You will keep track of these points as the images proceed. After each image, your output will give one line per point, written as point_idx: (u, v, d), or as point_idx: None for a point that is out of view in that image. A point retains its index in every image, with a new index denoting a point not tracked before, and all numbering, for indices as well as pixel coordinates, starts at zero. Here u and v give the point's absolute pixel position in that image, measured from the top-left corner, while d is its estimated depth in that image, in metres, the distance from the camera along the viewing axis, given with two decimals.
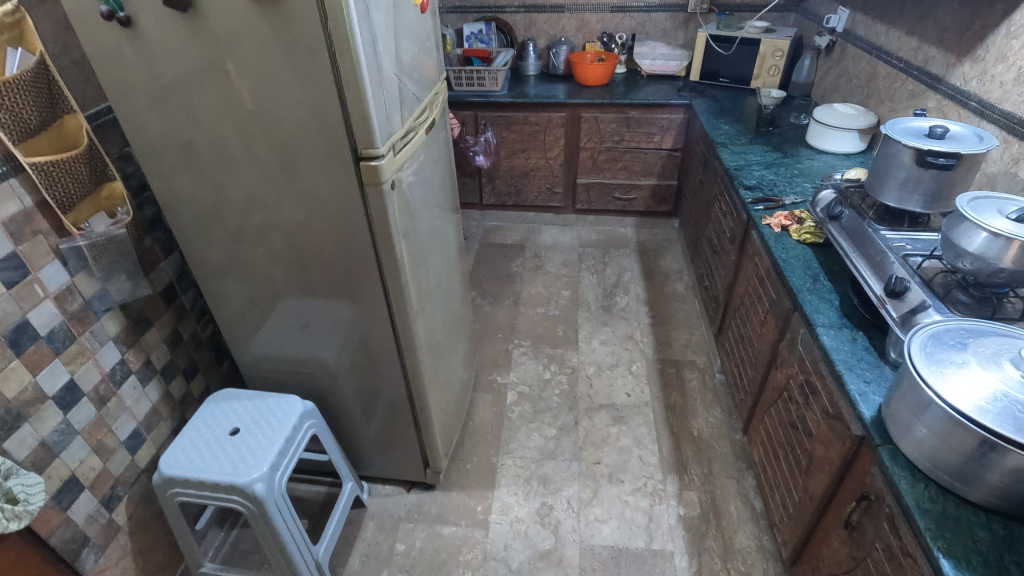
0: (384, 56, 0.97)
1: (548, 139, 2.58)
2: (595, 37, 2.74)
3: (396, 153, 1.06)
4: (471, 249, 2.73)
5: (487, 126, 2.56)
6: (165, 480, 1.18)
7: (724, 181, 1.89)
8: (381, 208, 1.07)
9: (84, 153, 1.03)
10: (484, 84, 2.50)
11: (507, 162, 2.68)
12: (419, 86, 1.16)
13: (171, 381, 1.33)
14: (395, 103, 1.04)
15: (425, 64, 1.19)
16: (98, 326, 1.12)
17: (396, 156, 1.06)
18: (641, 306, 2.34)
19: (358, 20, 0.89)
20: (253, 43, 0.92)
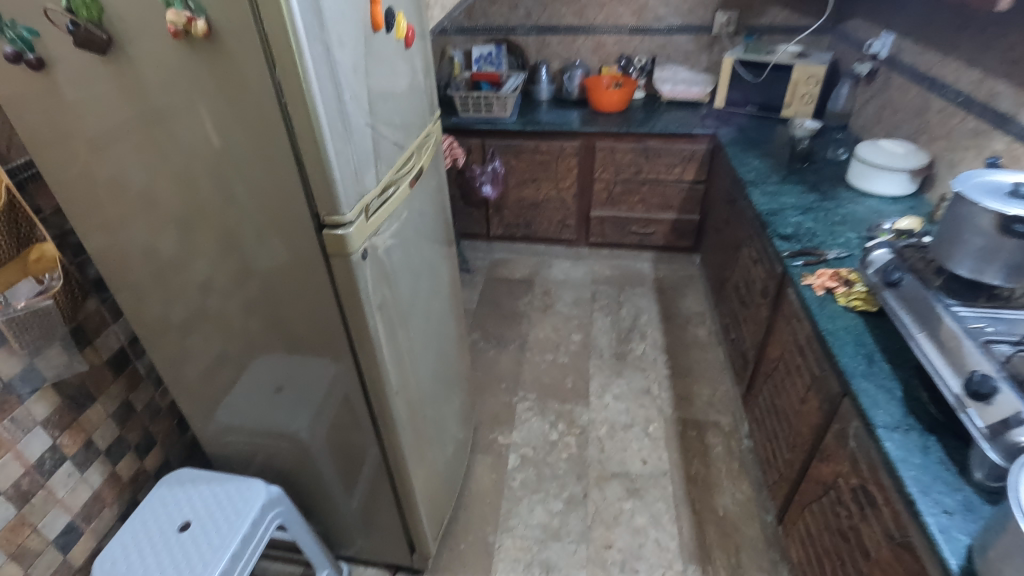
0: (353, 106, 0.80)
1: (559, 169, 2.40)
2: (612, 60, 2.57)
3: (369, 217, 0.88)
4: (475, 284, 2.55)
5: (495, 154, 2.39)
6: None
7: (754, 225, 1.69)
8: (352, 283, 0.89)
9: (1, 212, 0.87)
10: (493, 110, 2.35)
11: (516, 192, 2.51)
12: (402, 133, 0.99)
13: (120, 460, 1.16)
14: (368, 159, 0.87)
15: (411, 105, 1.03)
16: (21, 411, 0.95)
17: (369, 221, 0.89)
18: (659, 355, 2.13)
19: (317, 66, 0.72)
20: (191, 93, 0.76)
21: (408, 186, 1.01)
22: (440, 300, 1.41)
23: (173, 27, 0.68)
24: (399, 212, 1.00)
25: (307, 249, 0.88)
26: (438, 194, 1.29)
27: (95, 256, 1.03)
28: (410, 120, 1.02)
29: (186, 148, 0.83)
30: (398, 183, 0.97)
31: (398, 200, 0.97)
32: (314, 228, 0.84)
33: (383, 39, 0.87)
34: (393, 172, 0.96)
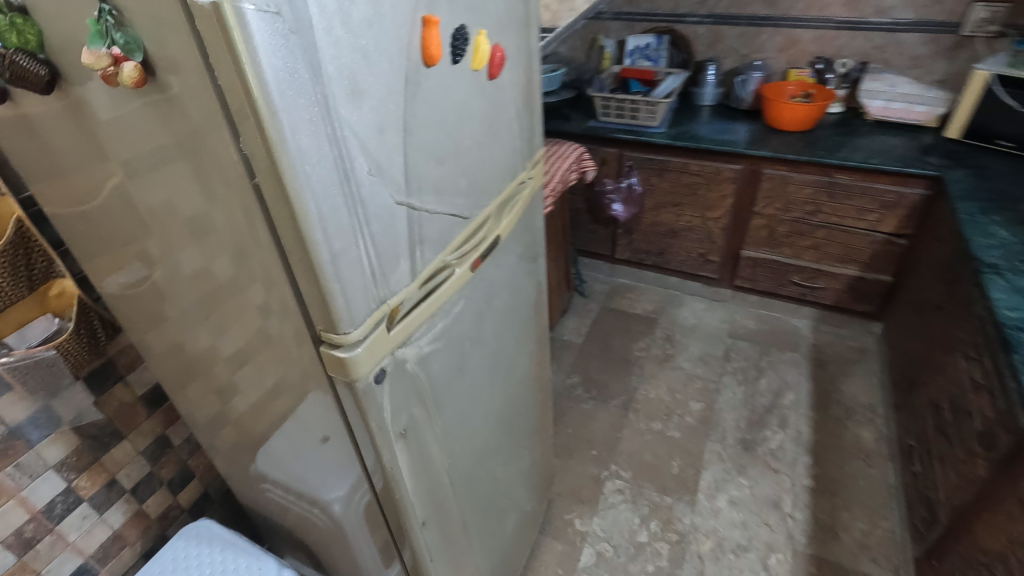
0: (373, 180, 0.53)
1: (710, 195, 1.97)
2: (804, 62, 2.02)
3: (393, 328, 0.62)
4: (587, 313, 2.24)
5: (632, 169, 2.02)
6: None
7: (985, 334, 1.16)
8: (369, 413, 0.65)
9: (10, 249, 0.76)
10: (638, 117, 1.97)
11: (652, 214, 2.12)
12: (469, 198, 0.71)
13: (148, 497, 1.08)
14: (400, 251, 0.60)
15: (488, 157, 0.73)
16: (29, 456, 0.87)
17: (393, 331, 0.63)
18: (801, 455, 1.67)
19: (304, 132, 0.45)
20: (151, 152, 0.53)
21: (467, 270, 0.73)
22: (518, 376, 1.14)
23: (103, 73, 0.46)
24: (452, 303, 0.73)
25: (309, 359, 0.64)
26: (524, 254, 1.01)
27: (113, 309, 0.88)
28: (483, 177, 0.73)
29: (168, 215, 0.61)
30: (450, 268, 0.70)
31: (448, 292, 0.70)
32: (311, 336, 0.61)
33: (442, 77, 0.59)
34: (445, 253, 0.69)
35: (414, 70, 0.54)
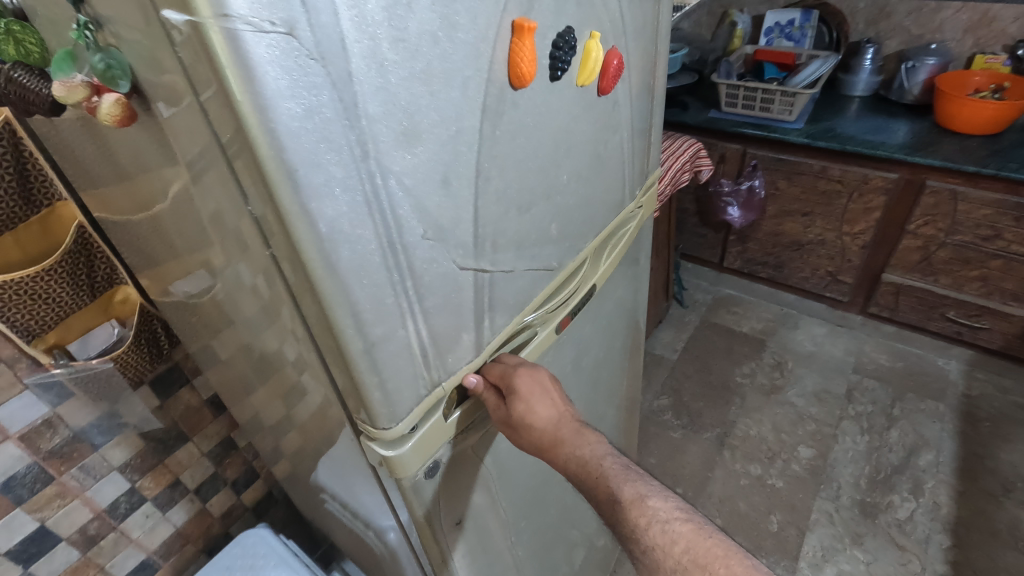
0: (429, 247, 0.40)
1: (850, 207, 1.66)
2: (998, 45, 1.62)
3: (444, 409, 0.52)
4: (685, 326, 2.01)
5: (757, 169, 1.75)
6: None
7: None
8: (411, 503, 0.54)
9: (71, 256, 0.72)
10: (771, 109, 1.69)
11: (774, 222, 1.84)
12: (559, 245, 0.56)
13: (211, 497, 1.06)
14: (463, 323, 0.47)
15: (587, 192, 0.57)
16: (94, 458, 0.85)
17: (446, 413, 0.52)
18: (936, 533, 1.38)
19: (330, 196, 0.32)
20: (172, 192, 0.44)
21: (551, 333, 0.60)
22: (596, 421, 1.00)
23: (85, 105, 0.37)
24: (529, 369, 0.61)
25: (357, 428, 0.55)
26: (611, 287, 0.86)
27: (172, 323, 0.83)
28: (579, 217, 0.58)
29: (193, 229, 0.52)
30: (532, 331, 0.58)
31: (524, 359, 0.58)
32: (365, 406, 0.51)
33: (536, 99, 0.44)
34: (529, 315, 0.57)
35: (496, 96, 0.39)
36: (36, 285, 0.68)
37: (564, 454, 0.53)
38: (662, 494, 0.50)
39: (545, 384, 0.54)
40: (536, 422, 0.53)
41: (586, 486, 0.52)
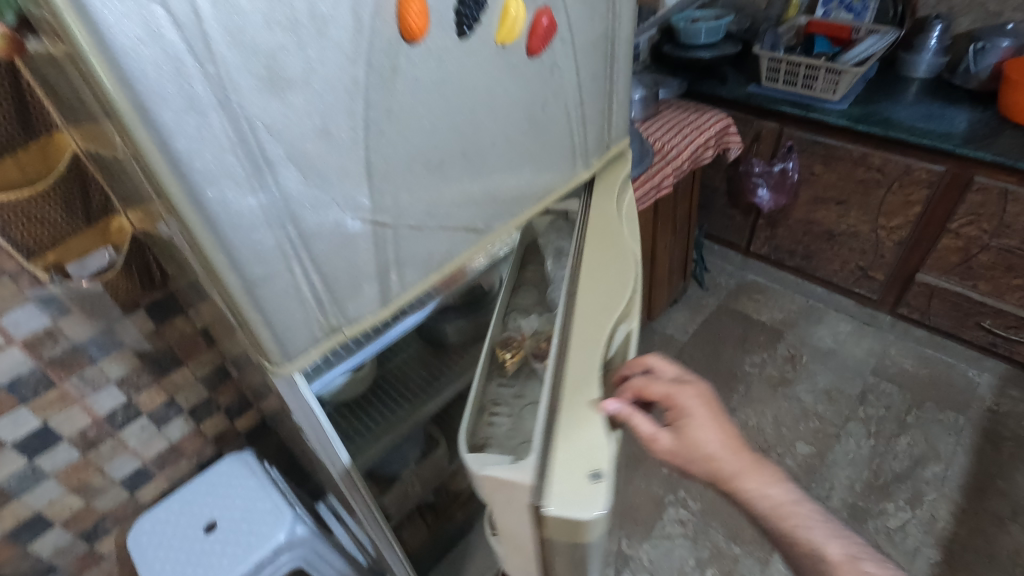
0: (311, 196, 0.41)
1: (887, 198, 1.55)
2: None
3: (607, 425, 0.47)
4: (701, 309, 1.96)
5: (792, 150, 1.65)
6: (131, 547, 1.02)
7: None
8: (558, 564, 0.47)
9: (65, 183, 0.77)
10: (814, 87, 1.58)
11: (805, 209, 1.74)
12: (485, 208, 0.56)
13: (205, 419, 1.15)
14: (361, 276, 0.48)
15: (523, 157, 0.57)
16: (92, 370, 0.94)
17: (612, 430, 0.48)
18: (926, 547, 1.32)
19: (186, 137, 0.34)
20: (97, 126, 0.47)
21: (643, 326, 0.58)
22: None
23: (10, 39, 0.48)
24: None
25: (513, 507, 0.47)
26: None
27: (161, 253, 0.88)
28: (512, 182, 0.57)
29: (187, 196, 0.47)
30: (629, 327, 0.55)
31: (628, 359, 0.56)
32: (534, 483, 0.44)
33: (441, 54, 0.43)
34: (613, 310, 0.55)
35: (382, 51, 0.39)
36: (32, 207, 0.74)
37: (742, 484, 0.54)
38: (827, 525, 0.56)
39: (709, 402, 0.55)
40: (707, 450, 0.52)
41: (771, 520, 0.55)
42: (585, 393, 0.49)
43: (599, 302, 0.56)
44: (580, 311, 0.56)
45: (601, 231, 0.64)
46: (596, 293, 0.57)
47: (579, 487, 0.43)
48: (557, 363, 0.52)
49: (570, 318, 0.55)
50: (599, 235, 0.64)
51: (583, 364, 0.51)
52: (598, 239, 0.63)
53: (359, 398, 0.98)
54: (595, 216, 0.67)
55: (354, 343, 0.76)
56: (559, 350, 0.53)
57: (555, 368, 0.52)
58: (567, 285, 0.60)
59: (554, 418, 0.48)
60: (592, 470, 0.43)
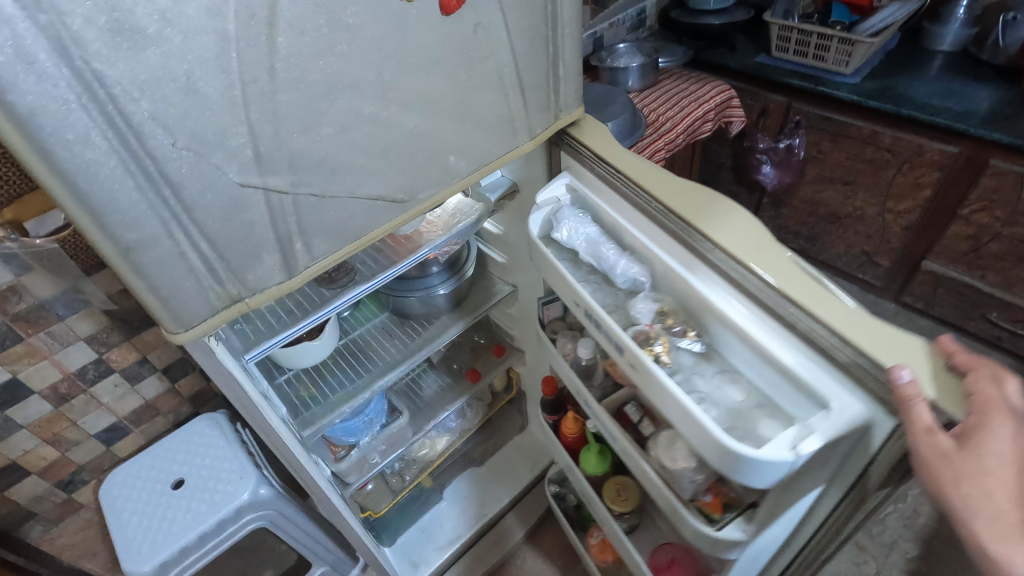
0: (184, 159, 0.39)
1: (896, 180, 1.47)
2: None
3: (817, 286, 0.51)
4: None
5: (799, 126, 1.57)
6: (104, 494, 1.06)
7: None
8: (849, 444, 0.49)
9: None
10: (826, 58, 1.48)
11: (811, 189, 1.66)
12: (406, 178, 0.53)
13: (180, 379, 1.17)
14: (258, 245, 0.46)
15: (448, 124, 0.54)
16: (60, 326, 0.95)
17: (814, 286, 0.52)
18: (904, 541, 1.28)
19: (23, 91, 0.32)
20: None
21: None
22: (558, 375, 0.96)
23: None
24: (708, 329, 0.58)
25: (865, 438, 0.47)
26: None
27: None
28: (437, 149, 0.54)
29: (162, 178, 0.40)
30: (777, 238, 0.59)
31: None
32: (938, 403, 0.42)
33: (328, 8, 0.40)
34: (771, 238, 0.55)
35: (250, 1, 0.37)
36: None
37: None
38: None
39: None
40: None
41: None
42: (846, 317, 0.48)
43: (761, 241, 0.55)
44: (754, 261, 0.53)
45: (685, 187, 0.61)
46: (716, 216, 0.58)
47: (937, 375, 0.44)
48: (784, 306, 0.50)
49: (767, 270, 0.52)
50: (686, 191, 0.61)
51: (816, 299, 0.49)
52: (693, 205, 0.59)
53: (320, 365, 0.97)
54: (660, 182, 0.62)
55: (298, 309, 0.75)
56: (780, 308, 0.49)
57: (786, 323, 0.49)
58: (718, 254, 0.54)
59: (833, 328, 0.47)
60: (932, 353, 0.45)
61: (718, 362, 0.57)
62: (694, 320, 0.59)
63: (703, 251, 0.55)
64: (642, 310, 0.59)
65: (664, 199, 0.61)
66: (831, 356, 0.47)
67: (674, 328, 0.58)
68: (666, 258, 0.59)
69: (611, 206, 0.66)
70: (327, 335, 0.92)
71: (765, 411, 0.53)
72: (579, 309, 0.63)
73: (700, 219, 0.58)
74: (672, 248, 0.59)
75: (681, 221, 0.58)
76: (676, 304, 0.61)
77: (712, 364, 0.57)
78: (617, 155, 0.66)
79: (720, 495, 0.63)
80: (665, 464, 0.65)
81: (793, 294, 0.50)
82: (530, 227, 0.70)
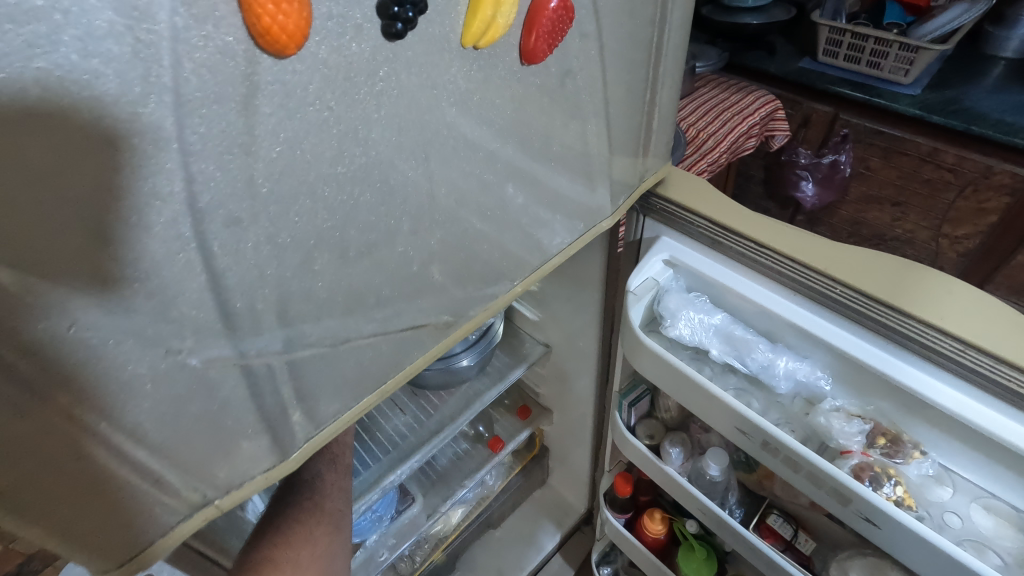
0: (90, 345, 0.22)
1: (958, 205, 1.32)
2: None
3: None
4: None
5: (847, 140, 1.41)
6: None
7: None
8: None
9: None
10: (880, 65, 1.33)
11: (855, 208, 1.51)
12: (451, 294, 0.36)
13: None
14: (231, 436, 0.29)
15: (511, 210, 0.37)
16: None
17: None
18: None
19: None
20: None
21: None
22: (624, 464, 0.78)
23: None
24: (933, 440, 0.44)
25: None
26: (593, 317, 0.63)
27: None
28: (494, 248, 0.38)
29: (28, 237, 0.19)
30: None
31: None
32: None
33: (340, 70, 0.23)
34: (1003, 308, 0.42)
35: (207, 76, 0.20)
36: None
37: None
38: None
39: None
40: None
41: None
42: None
43: (1002, 320, 0.41)
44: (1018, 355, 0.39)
45: (862, 256, 0.46)
46: (923, 292, 0.43)
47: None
48: None
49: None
50: (867, 260, 0.45)
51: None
52: (888, 280, 0.44)
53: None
54: (825, 247, 0.46)
55: None
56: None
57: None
58: (963, 351, 0.39)
59: None
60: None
61: (957, 482, 0.43)
62: (905, 428, 0.45)
63: (943, 353, 0.40)
64: (846, 428, 0.45)
65: (847, 275, 0.44)
66: None
67: (891, 449, 0.44)
68: (870, 359, 0.43)
69: (754, 287, 0.49)
70: None
71: None
72: (749, 439, 0.46)
73: (912, 300, 0.42)
74: (879, 342, 0.43)
75: (891, 308, 0.42)
76: (873, 405, 0.46)
77: (952, 488, 0.43)
78: (735, 217, 0.49)
79: None
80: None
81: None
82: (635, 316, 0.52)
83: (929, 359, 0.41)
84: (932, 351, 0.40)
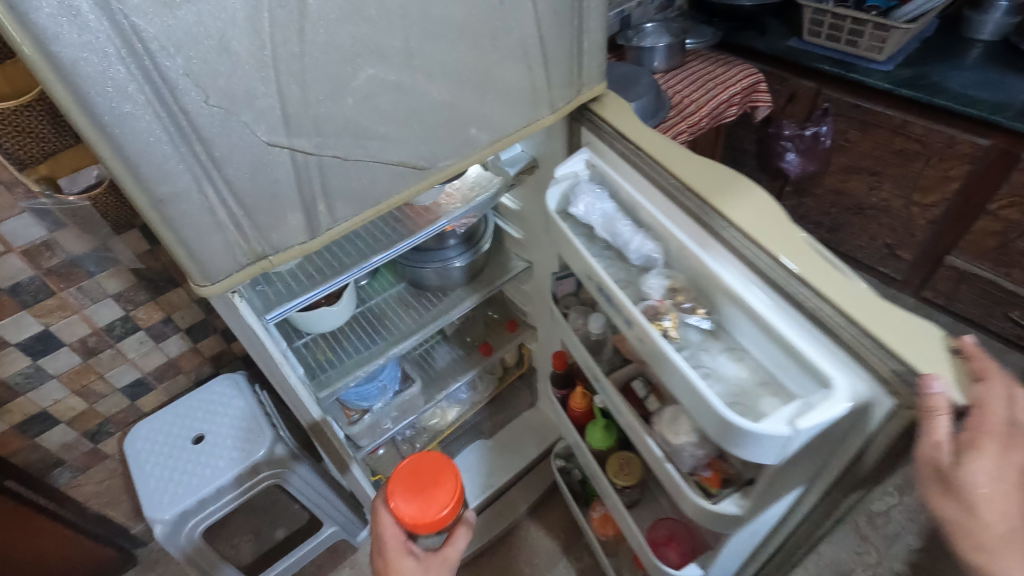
0: (215, 113, 0.40)
1: (925, 173, 1.44)
2: None
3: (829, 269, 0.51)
4: None
5: (828, 114, 1.54)
6: (130, 443, 1.09)
7: None
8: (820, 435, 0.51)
9: (45, 98, 0.77)
10: (859, 45, 1.44)
11: (837, 178, 1.64)
12: (427, 146, 0.54)
13: (202, 339, 1.21)
14: (281, 206, 0.48)
15: (464, 88, 0.53)
16: (90, 283, 0.99)
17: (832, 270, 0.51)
18: None
19: (65, 43, 0.34)
20: None
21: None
22: (569, 352, 0.97)
23: None
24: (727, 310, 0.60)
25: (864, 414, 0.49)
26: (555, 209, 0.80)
27: None
28: (459, 119, 0.55)
29: (192, 40, 0.37)
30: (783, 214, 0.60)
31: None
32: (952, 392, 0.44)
33: None
34: (786, 218, 0.56)
35: None
36: (14, 117, 0.75)
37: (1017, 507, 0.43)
38: None
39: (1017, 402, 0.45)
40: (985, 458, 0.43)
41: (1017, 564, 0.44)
42: (852, 303, 0.48)
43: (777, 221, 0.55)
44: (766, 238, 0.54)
45: (702, 167, 0.61)
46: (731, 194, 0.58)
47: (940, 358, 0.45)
48: (795, 283, 0.50)
49: (780, 253, 0.52)
50: (703, 171, 0.61)
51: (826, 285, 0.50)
52: (713, 182, 0.59)
53: (337, 331, 1.00)
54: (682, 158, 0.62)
55: (321, 273, 0.77)
56: (789, 287, 0.50)
57: (793, 304, 0.50)
58: (733, 233, 0.55)
59: (829, 302, 0.48)
60: (936, 339, 0.46)
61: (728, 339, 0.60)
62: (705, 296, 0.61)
63: (717, 229, 0.56)
64: (655, 286, 0.62)
65: (680, 174, 0.61)
66: (828, 332, 0.48)
67: (684, 303, 0.60)
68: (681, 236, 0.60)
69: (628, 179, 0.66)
70: (344, 303, 0.93)
71: (768, 388, 0.55)
72: (592, 282, 0.65)
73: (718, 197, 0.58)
74: (688, 224, 0.60)
75: (696, 197, 0.58)
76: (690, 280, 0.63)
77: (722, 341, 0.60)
78: (634, 129, 0.66)
79: (721, 471, 0.66)
80: (669, 438, 0.67)
81: (804, 274, 0.50)
82: (549, 200, 0.72)
83: (711, 235, 0.57)
84: (710, 226, 0.57)
